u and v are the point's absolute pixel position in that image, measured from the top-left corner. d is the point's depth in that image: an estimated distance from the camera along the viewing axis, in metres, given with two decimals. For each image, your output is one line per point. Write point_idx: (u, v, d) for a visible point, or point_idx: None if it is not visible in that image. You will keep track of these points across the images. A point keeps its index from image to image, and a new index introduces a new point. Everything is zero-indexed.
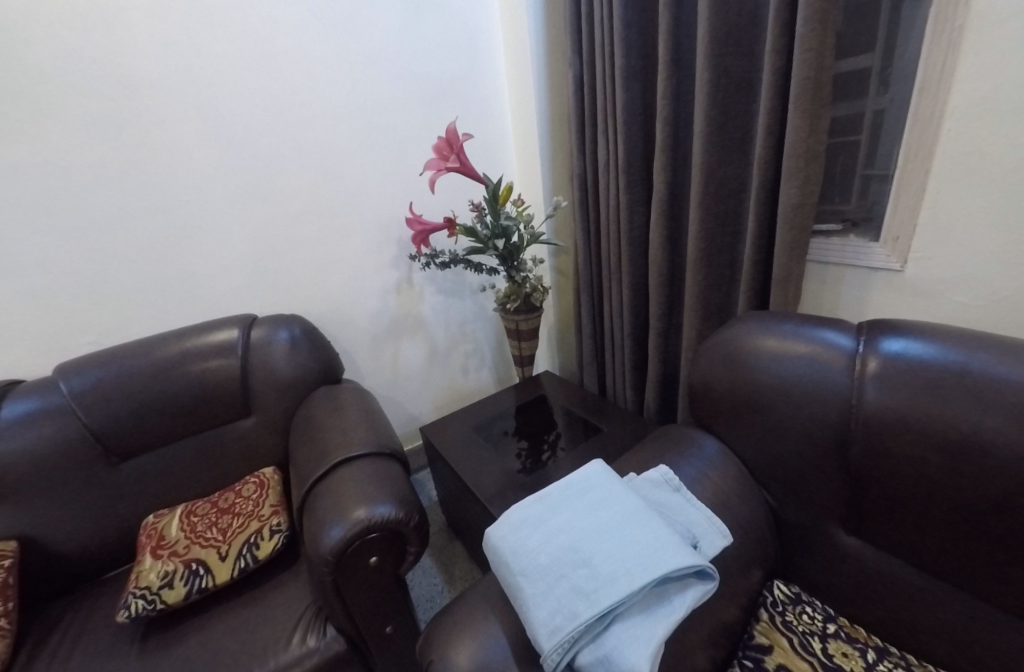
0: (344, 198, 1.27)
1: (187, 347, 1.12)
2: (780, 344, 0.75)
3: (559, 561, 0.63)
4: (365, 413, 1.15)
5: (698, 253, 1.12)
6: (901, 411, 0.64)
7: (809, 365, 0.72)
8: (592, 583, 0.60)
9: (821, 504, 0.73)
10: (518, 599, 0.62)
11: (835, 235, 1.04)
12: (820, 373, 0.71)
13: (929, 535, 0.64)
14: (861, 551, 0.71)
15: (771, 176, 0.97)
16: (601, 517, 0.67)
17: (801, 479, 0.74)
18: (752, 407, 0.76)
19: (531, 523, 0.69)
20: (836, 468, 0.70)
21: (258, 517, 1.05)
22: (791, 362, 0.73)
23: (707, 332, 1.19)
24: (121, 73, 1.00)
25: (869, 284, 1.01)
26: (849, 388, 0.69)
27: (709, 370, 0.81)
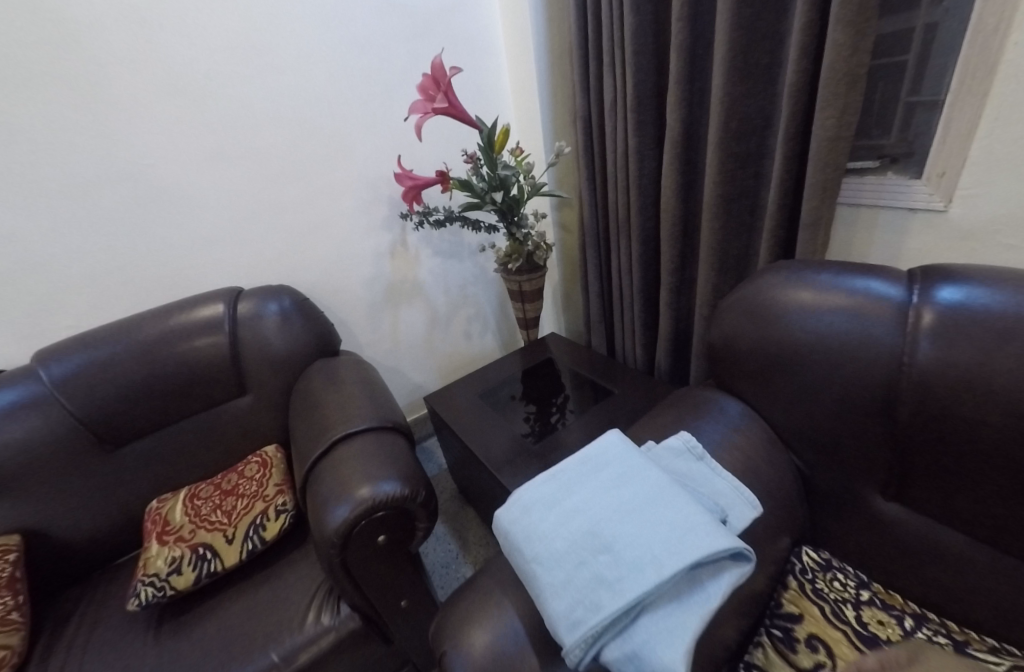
0: (327, 155, 1.15)
1: (173, 326, 1.05)
2: (815, 297, 0.66)
3: (577, 547, 0.57)
4: (366, 386, 1.09)
5: (717, 199, 1.02)
6: (958, 371, 0.55)
7: (849, 321, 0.63)
8: (615, 572, 0.54)
9: (858, 470, 0.66)
10: (533, 589, 0.57)
11: (870, 174, 0.93)
12: (862, 327, 0.63)
13: (984, 504, 0.57)
14: (900, 519, 0.64)
15: (804, 107, 0.85)
16: (621, 495, 0.60)
17: (834, 443, 0.67)
18: (782, 368, 0.69)
19: (543, 505, 0.62)
20: (881, 433, 0.62)
21: (263, 497, 1.02)
22: (828, 315, 0.65)
23: (726, 285, 1.11)
24: (63, 19, 0.88)
25: (907, 227, 0.91)
26: (897, 344, 0.60)
27: (733, 327, 0.73)
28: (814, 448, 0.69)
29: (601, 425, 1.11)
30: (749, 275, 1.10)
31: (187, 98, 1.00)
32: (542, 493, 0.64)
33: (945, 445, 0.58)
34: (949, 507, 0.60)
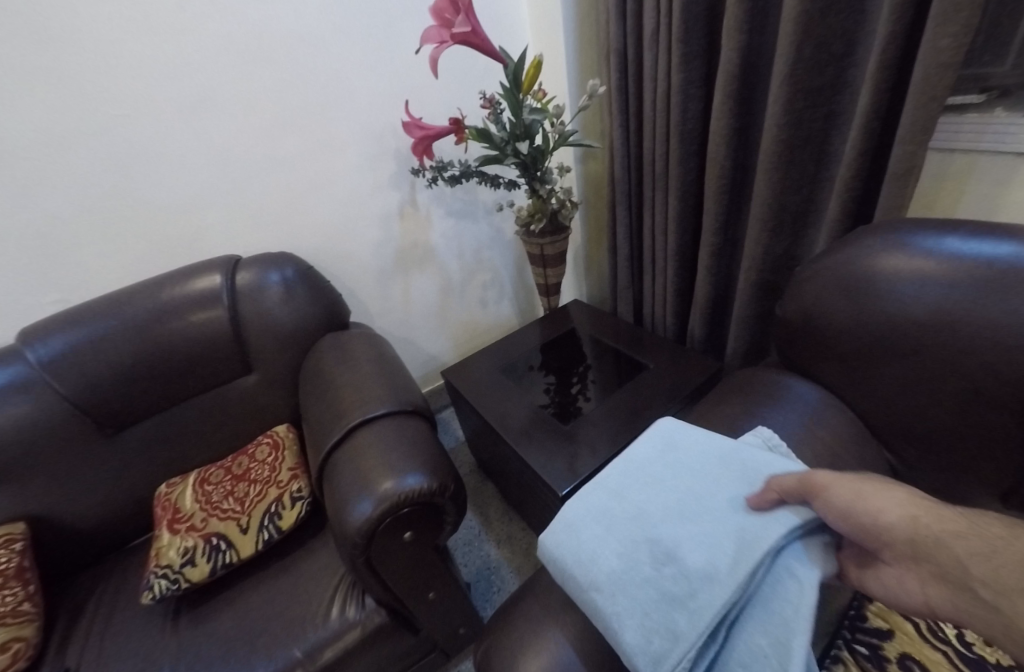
0: (321, 101, 1.01)
1: (167, 301, 0.97)
2: (939, 265, 0.57)
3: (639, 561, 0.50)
4: (380, 364, 1.00)
5: (778, 144, 0.87)
6: None
7: (985, 296, 0.54)
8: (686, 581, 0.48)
9: (974, 472, 0.58)
10: (597, 621, 0.49)
11: (972, 110, 0.77)
12: (997, 302, 0.53)
13: None
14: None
15: (902, 28, 0.69)
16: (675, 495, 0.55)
17: (946, 440, 0.59)
18: (887, 349, 0.60)
19: (592, 515, 0.56)
20: (1015, 434, 0.54)
21: (276, 483, 0.96)
22: (951, 289, 0.56)
23: (780, 246, 0.97)
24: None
25: (1011, 176, 0.76)
26: None
27: (824, 303, 0.65)
28: (914, 444, 0.62)
29: (633, 402, 1.02)
30: (808, 235, 0.96)
31: (164, 33, 0.86)
32: (588, 504, 0.57)
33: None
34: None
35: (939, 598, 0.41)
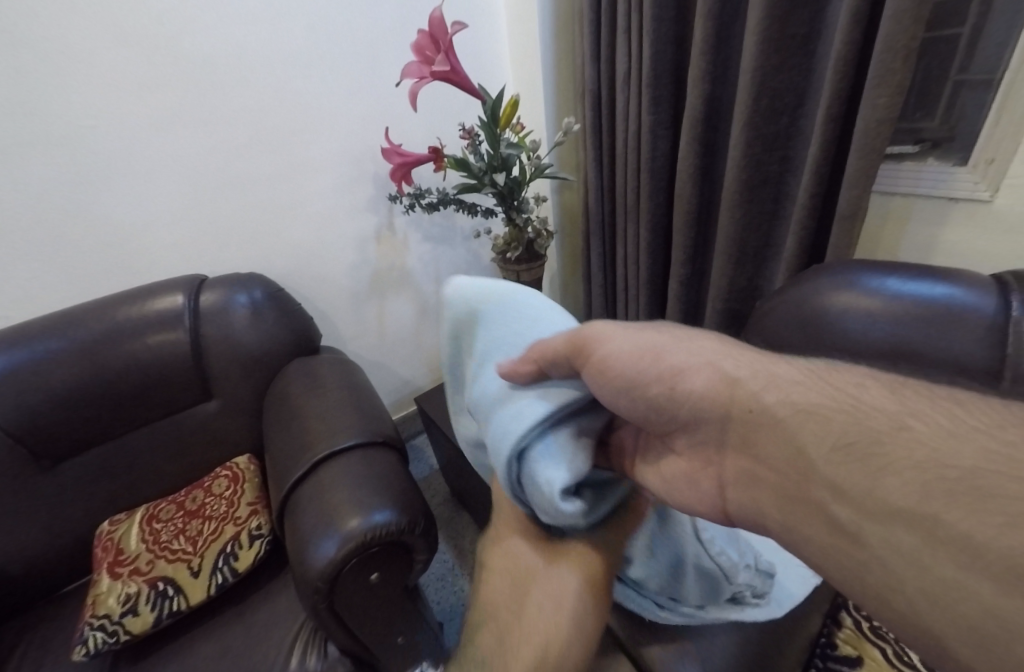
0: (300, 124, 1.00)
1: (123, 322, 0.91)
2: (884, 303, 0.61)
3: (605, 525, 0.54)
4: (349, 391, 0.97)
5: (739, 183, 0.93)
6: None
7: (925, 328, 0.59)
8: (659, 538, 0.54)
9: None
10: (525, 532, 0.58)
11: (909, 158, 0.86)
12: (935, 333, 0.58)
13: None
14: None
15: (846, 85, 0.77)
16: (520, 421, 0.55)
17: None
18: None
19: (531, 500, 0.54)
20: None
21: (234, 520, 0.89)
22: (896, 323, 0.60)
23: (744, 278, 1.03)
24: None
25: (945, 219, 0.84)
26: (981, 351, 0.56)
27: (785, 337, 0.68)
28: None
29: None
30: (768, 267, 1.02)
31: (134, 48, 0.84)
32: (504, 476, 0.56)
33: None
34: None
35: (739, 495, 0.38)
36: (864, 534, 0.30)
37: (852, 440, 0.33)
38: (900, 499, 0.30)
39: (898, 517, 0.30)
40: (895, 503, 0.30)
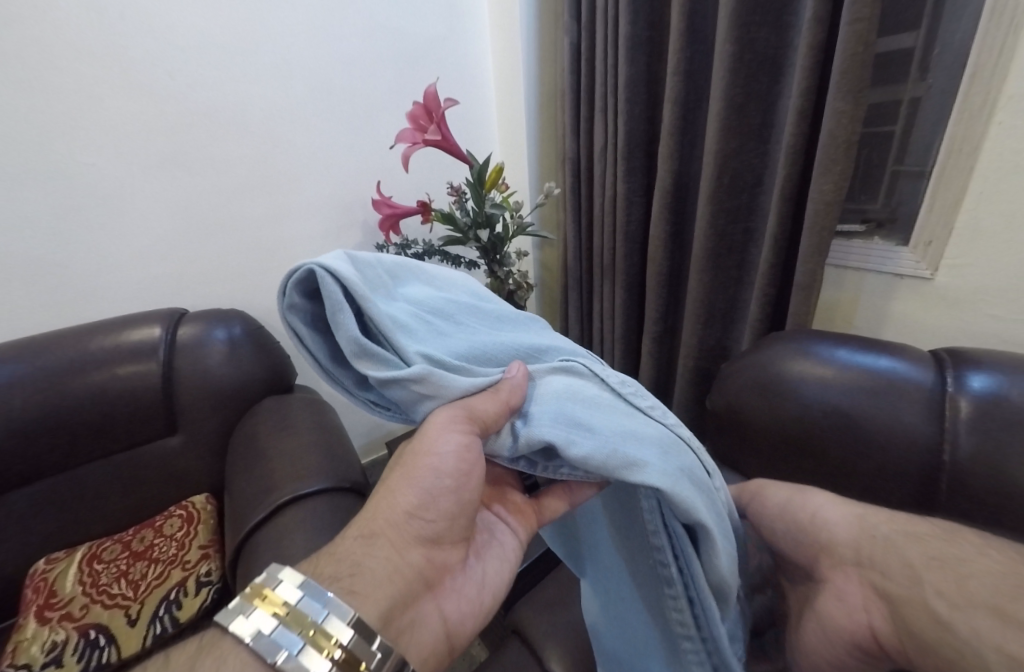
0: (297, 172, 1.06)
1: (95, 350, 0.90)
2: (832, 373, 0.60)
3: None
4: (319, 433, 0.95)
5: (705, 251, 1.00)
6: (996, 465, 0.51)
7: (876, 403, 0.57)
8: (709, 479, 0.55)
9: None
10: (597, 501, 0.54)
11: (858, 237, 0.94)
12: (888, 411, 0.57)
13: None
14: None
15: (796, 170, 0.85)
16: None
17: None
18: (800, 449, 0.62)
19: (640, 430, 0.45)
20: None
21: (182, 564, 0.85)
22: (848, 395, 0.59)
23: (712, 337, 1.08)
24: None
25: (892, 292, 0.91)
26: (933, 433, 0.54)
27: (740, 398, 0.67)
28: None
29: None
30: (735, 329, 1.07)
31: (146, 98, 0.90)
32: (573, 426, 0.44)
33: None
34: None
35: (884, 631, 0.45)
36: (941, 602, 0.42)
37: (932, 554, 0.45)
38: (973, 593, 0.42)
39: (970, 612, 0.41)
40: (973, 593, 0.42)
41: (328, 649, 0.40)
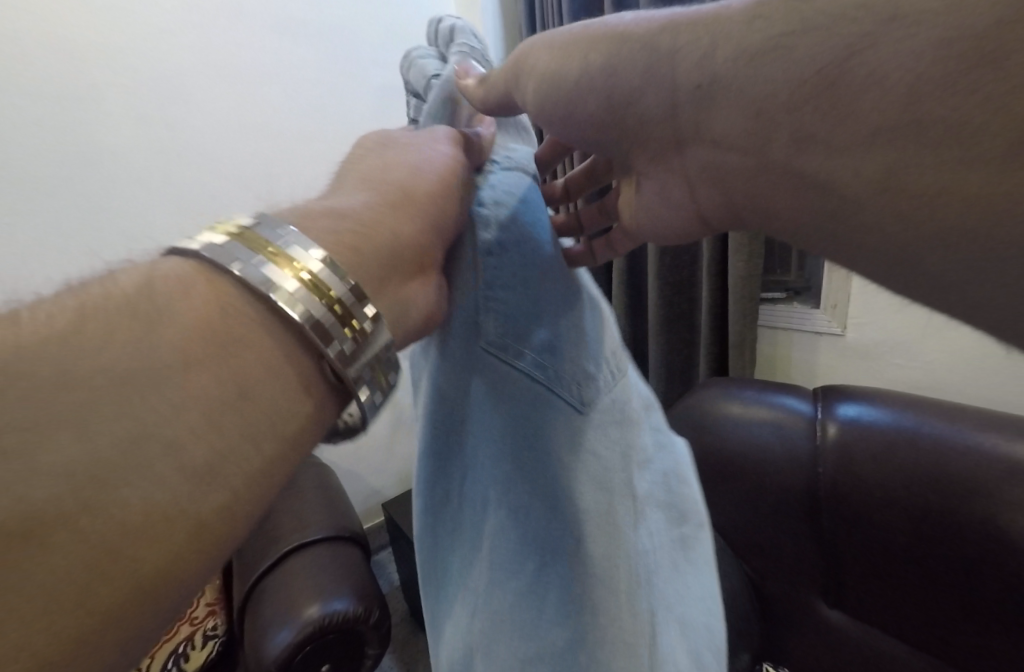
0: None
1: None
2: (742, 410, 0.79)
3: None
4: (322, 494, 1.01)
5: (657, 319, 1.15)
6: (868, 472, 0.66)
7: (770, 436, 0.75)
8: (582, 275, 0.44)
9: (803, 579, 0.77)
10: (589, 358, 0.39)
11: (781, 303, 1.10)
12: (782, 438, 0.74)
13: (911, 604, 0.67)
14: (843, 625, 0.75)
15: (719, 248, 1.01)
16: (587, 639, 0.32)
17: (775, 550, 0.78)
18: (722, 472, 0.79)
19: None
20: (810, 539, 0.74)
21: (189, 620, 0.87)
22: (756, 427, 0.77)
23: (673, 395, 1.22)
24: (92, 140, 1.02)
25: (816, 348, 1.04)
26: (813, 448, 0.72)
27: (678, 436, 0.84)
28: (757, 557, 0.81)
29: None
30: None
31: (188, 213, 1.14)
32: None
33: (869, 550, 0.68)
34: (875, 615, 0.71)
35: None
36: (838, 183, 0.23)
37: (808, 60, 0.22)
38: (891, 116, 0.21)
39: (1006, 95, 0.19)
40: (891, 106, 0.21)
41: (332, 305, 0.21)
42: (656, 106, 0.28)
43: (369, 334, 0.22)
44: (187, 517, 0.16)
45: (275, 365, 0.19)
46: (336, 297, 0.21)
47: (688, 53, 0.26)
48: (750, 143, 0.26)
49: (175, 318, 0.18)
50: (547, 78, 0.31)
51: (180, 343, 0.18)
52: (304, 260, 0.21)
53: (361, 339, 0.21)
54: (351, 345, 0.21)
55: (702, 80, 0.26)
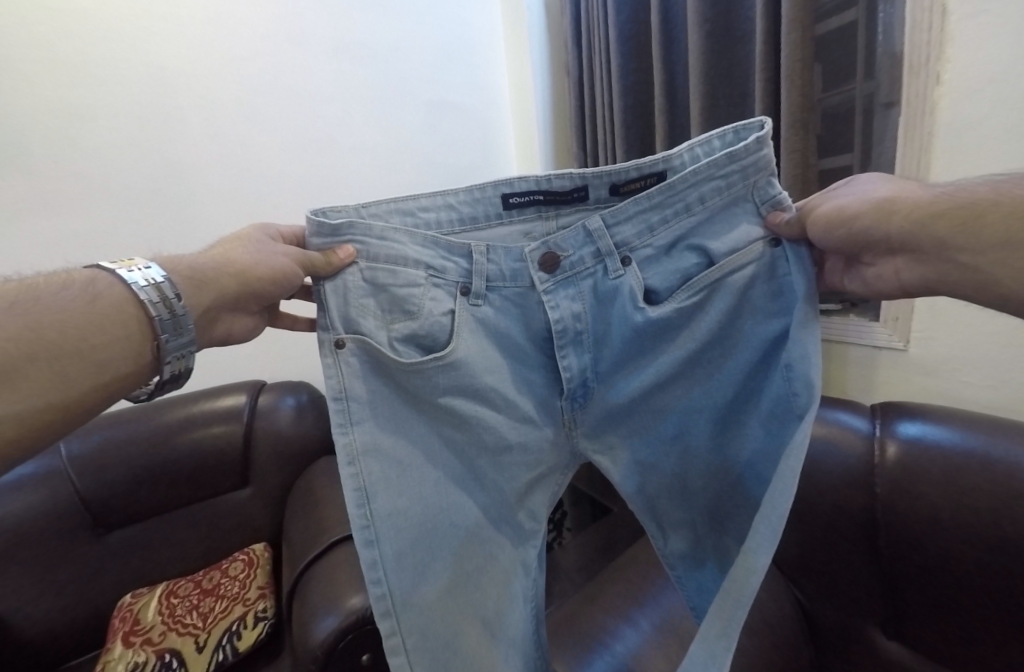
0: None
1: (191, 412, 1.06)
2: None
3: (625, 358, 0.50)
4: None
5: None
6: (934, 497, 0.62)
7: (826, 454, 0.72)
8: (589, 311, 0.49)
9: (857, 606, 0.73)
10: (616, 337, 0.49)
11: (836, 315, 1.04)
12: (835, 455, 0.71)
13: (978, 640, 0.62)
14: (901, 657, 0.70)
15: None
16: (447, 619, 0.46)
17: (828, 573, 0.74)
18: None
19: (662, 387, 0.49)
20: (866, 563, 0.70)
21: (243, 601, 0.93)
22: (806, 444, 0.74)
23: None
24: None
25: (874, 362, 0.98)
26: (869, 469, 0.68)
27: None
28: (807, 580, 0.77)
29: (600, 546, 1.01)
30: None
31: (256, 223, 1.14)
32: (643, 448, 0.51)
33: (933, 577, 0.64)
34: (941, 649, 0.66)
35: None
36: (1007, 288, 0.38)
37: (960, 223, 0.39)
38: (998, 240, 0.37)
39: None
40: (996, 236, 0.38)
41: (159, 294, 0.42)
42: (883, 241, 0.42)
43: (185, 332, 0.43)
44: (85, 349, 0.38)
45: (132, 319, 0.41)
46: (172, 306, 0.42)
47: (903, 214, 0.41)
48: (930, 257, 0.41)
49: (104, 293, 0.41)
50: (834, 221, 0.43)
51: (105, 298, 0.41)
52: (163, 288, 0.43)
53: (166, 300, 0.42)
54: (175, 337, 0.42)
55: (904, 232, 0.41)
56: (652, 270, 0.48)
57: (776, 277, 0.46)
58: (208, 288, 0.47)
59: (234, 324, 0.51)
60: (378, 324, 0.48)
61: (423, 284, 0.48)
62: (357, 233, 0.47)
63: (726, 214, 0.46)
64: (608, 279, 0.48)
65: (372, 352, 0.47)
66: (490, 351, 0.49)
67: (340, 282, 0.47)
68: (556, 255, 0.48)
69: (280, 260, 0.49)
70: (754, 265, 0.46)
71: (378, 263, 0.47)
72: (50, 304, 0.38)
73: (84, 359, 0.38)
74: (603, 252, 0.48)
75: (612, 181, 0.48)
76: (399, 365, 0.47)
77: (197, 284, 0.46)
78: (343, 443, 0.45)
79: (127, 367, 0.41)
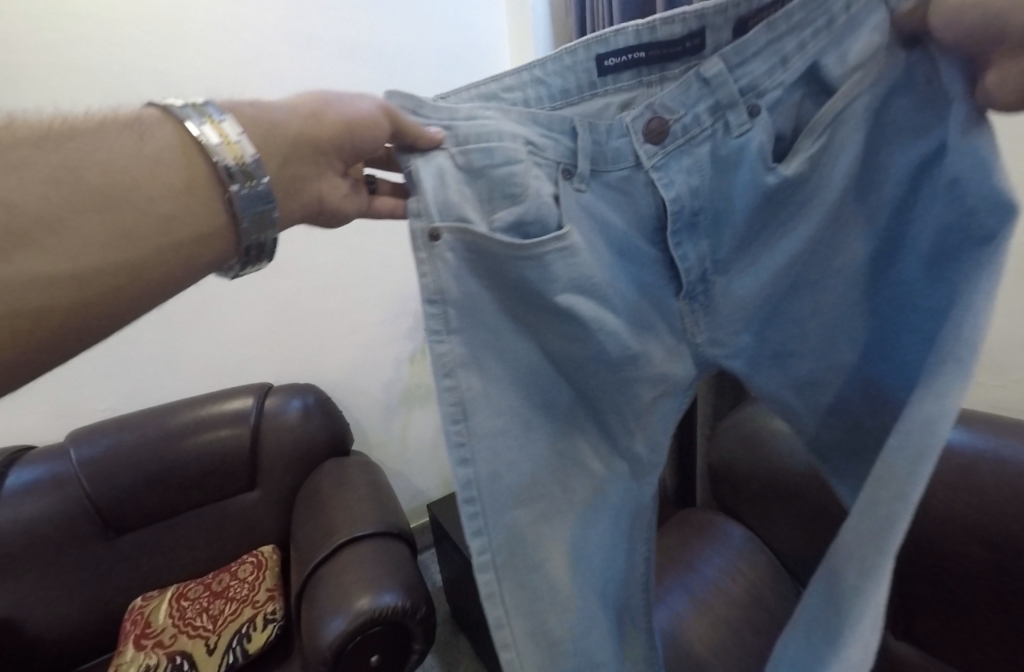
0: (360, 274, 1.27)
1: (199, 415, 1.07)
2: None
3: (746, 237, 0.39)
4: (372, 490, 1.05)
5: None
6: (942, 499, 0.62)
7: None
8: (709, 182, 0.38)
9: None
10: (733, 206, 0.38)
11: None
12: None
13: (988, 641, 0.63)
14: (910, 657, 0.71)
15: None
16: (533, 580, 0.38)
17: None
18: (777, 492, 0.77)
19: (794, 266, 0.37)
20: None
21: (252, 603, 0.94)
22: None
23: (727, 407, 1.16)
24: None
25: None
26: None
27: (729, 452, 0.82)
28: None
29: None
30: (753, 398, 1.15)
31: None
32: (773, 352, 0.40)
33: (942, 578, 0.64)
34: (949, 649, 0.67)
35: None
36: None
37: None
38: None
39: None
40: None
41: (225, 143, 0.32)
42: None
43: (256, 185, 0.33)
44: (139, 202, 0.30)
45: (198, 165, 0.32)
46: (240, 158, 0.32)
47: None
48: None
49: (154, 133, 0.31)
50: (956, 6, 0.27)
51: (161, 140, 0.31)
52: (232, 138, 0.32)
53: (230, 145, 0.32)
54: (246, 189, 0.32)
55: None
56: (777, 113, 0.35)
57: (921, 90, 0.31)
58: (277, 141, 0.36)
59: (323, 185, 0.39)
60: (478, 215, 0.37)
61: (526, 161, 0.37)
62: (438, 115, 0.37)
63: (857, 14, 0.31)
64: (727, 141, 0.36)
65: (478, 242, 0.36)
66: (599, 241, 0.39)
67: (434, 161, 0.37)
68: (665, 120, 0.37)
69: (364, 108, 0.37)
70: (876, 89, 0.32)
71: (470, 146, 0.37)
72: (96, 146, 0.30)
73: (144, 222, 0.30)
74: (724, 103, 0.35)
75: (736, 16, 0.35)
76: (503, 256, 0.36)
77: (267, 136, 0.35)
78: (437, 355, 0.37)
79: (191, 243, 0.32)
